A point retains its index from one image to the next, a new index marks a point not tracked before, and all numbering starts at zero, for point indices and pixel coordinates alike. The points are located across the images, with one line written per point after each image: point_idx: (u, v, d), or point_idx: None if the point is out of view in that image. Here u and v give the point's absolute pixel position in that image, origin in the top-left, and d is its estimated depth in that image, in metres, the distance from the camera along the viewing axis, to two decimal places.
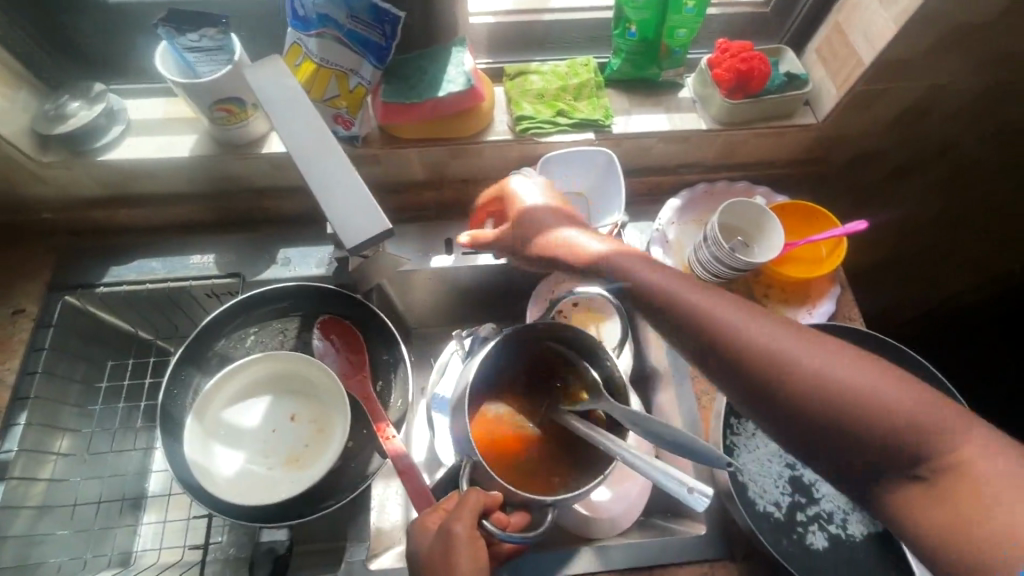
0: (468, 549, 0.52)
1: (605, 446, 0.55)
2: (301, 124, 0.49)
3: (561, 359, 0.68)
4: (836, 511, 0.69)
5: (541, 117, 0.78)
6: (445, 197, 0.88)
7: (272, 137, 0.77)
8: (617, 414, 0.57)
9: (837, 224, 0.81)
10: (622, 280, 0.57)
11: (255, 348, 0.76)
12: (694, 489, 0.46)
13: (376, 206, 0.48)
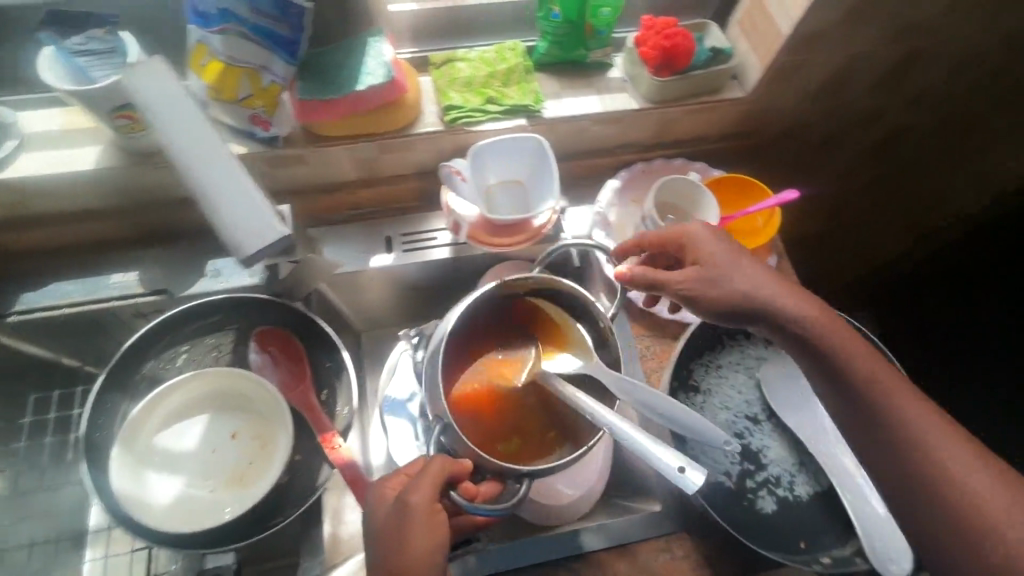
0: (423, 520, 0.52)
1: (588, 411, 0.56)
2: (183, 129, 0.47)
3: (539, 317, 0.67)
4: (783, 474, 0.71)
5: (469, 105, 0.76)
6: (380, 194, 0.85)
7: None
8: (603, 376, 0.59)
9: (770, 194, 0.82)
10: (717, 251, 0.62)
11: (187, 367, 0.73)
12: (686, 472, 0.49)
13: (267, 208, 0.47)
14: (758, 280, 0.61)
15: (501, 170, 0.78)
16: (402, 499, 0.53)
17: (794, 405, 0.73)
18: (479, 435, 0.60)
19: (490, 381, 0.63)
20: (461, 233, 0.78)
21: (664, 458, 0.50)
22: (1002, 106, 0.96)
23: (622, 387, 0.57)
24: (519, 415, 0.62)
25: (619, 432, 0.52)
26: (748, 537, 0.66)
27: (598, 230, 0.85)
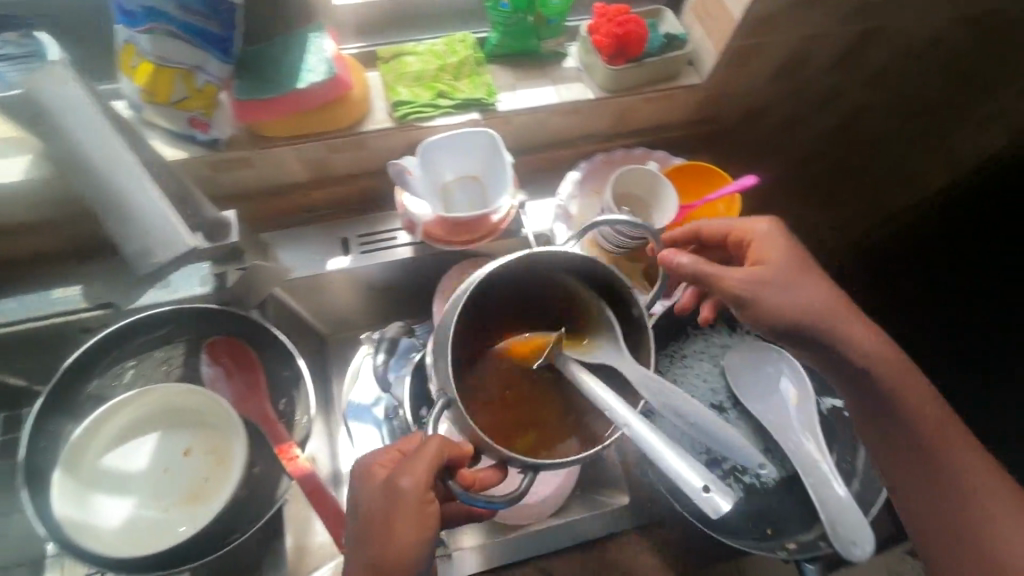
0: (413, 513, 0.48)
1: (611, 412, 0.50)
2: (89, 136, 0.45)
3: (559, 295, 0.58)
4: None
5: (420, 101, 0.73)
6: (335, 194, 0.83)
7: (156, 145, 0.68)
8: (630, 373, 0.52)
9: (730, 181, 0.82)
10: (788, 262, 0.63)
11: (135, 383, 0.70)
12: (713, 494, 0.45)
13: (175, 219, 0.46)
14: (816, 298, 0.61)
15: (456, 166, 0.76)
16: (392, 484, 0.50)
17: (757, 391, 0.74)
18: (489, 419, 0.53)
19: (509, 363, 0.57)
20: (416, 232, 0.75)
21: (692, 476, 0.46)
22: (956, 85, 0.97)
23: (650, 388, 0.51)
24: (533, 404, 0.56)
25: (643, 438, 0.47)
26: (710, 527, 0.67)
27: (559, 223, 0.83)
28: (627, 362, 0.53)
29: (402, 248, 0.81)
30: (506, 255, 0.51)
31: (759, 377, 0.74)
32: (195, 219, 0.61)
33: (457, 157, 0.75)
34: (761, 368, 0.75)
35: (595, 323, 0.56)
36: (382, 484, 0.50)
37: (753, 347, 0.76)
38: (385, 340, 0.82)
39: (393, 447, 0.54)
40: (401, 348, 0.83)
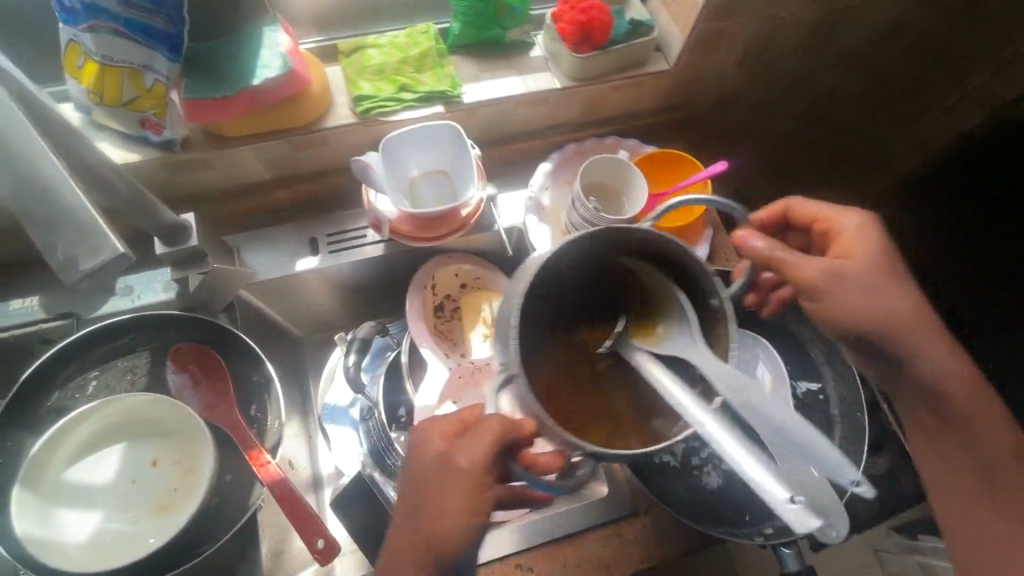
0: (468, 490, 0.47)
1: (688, 412, 0.48)
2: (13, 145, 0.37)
3: (632, 277, 0.56)
4: None
5: (382, 95, 0.72)
6: (302, 193, 0.82)
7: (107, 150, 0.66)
8: (707, 366, 0.49)
9: (701, 168, 0.81)
10: (881, 268, 0.58)
11: (100, 395, 0.68)
12: (800, 505, 0.43)
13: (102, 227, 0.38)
14: (898, 304, 0.57)
15: (421, 160, 0.74)
16: (449, 461, 0.48)
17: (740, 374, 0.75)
18: (555, 403, 0.51)
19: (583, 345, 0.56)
20: (383, 229, 0.73)
21: (777, 487, 0.44)
22: (924, 65, 0.96)
23: (729, 384, 0.48)
24: (603, 390, 0.54)
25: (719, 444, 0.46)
26: (682, 514, 0.66)
27: (531, 216, 0.82)
28: (697, 352, 0.50)
29: (371, 245, 0.79)
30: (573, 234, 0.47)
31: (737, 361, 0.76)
32: (151, 224, 0.59)
33: (422, 151, 0.74)
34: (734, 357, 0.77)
35: (666, 310, 0.54)
36: (439, 457, 0.49)
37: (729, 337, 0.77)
38: (355, 340, 0.77)
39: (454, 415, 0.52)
40: (375, 348, 0.87)
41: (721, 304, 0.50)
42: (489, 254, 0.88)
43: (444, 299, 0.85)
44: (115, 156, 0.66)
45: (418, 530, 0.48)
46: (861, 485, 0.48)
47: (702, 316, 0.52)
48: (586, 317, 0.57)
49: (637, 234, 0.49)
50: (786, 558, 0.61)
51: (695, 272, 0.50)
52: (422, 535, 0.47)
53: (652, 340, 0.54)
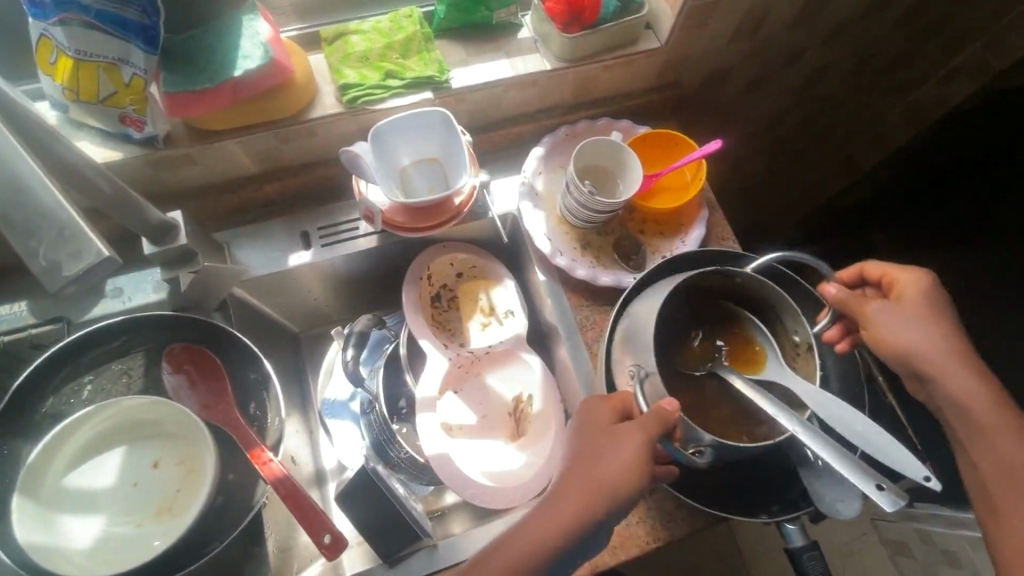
0: (625, 463, 0.56)
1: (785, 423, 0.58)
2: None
3: (725, 309, 0.69)
4: None
5: (368, 82, 0.70)
6: (290, 187, 0.80)
7: (88, 148, 0.64)
8: (800, 389, 0.61)
9: (696, 147, 0.80)
10: (937, 322, 0.63)
11: (94, 400, 0.66)
12: (887, 492, 0.51)
13: (83, 227, 0.37)
14: (950, 360, 0.62)
15: (410, 149, 0.73)
16: (614, 435, 0.57)
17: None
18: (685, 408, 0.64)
19: (690, 364, 0.67)
20: (375, 221, 0.72)
21: (865, 477, 0.52)
22: (916, 35, 0.96)
23: (818, 402, 0.59)
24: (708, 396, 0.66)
25: (816, 444, 0.54)
26: (689, 497, 0.65)
27: (526, 201, 0.81)
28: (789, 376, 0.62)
29: (364, 238, 0.78)
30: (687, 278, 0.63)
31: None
32: (138, 223, 0.58)
33: (411, 140, 0.72)
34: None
35: (758, 341, 0.67)
36: (600, 428, 0.59)
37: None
38: (353, 334, 0.77)
39: (616, 397, 0.61)
40: (372, 341, 0.86)
41: (803, 339, 0.64)
42: (483, 242, 0.87)
43: (440, 289, 0.84)
44: (96, 154, 0.64)
45: (574, 484, 0.56)
46: (930, 479, 0.54)
47: (781, 344, 0.66)
48: (688, 342, 0.69)
49: (741, 276, 0.64)
50: (791, 534, 0.63)
51: (779, 307, 0.64)
52: (578, 488, 0.56)
53: (744, 367, 0.67)
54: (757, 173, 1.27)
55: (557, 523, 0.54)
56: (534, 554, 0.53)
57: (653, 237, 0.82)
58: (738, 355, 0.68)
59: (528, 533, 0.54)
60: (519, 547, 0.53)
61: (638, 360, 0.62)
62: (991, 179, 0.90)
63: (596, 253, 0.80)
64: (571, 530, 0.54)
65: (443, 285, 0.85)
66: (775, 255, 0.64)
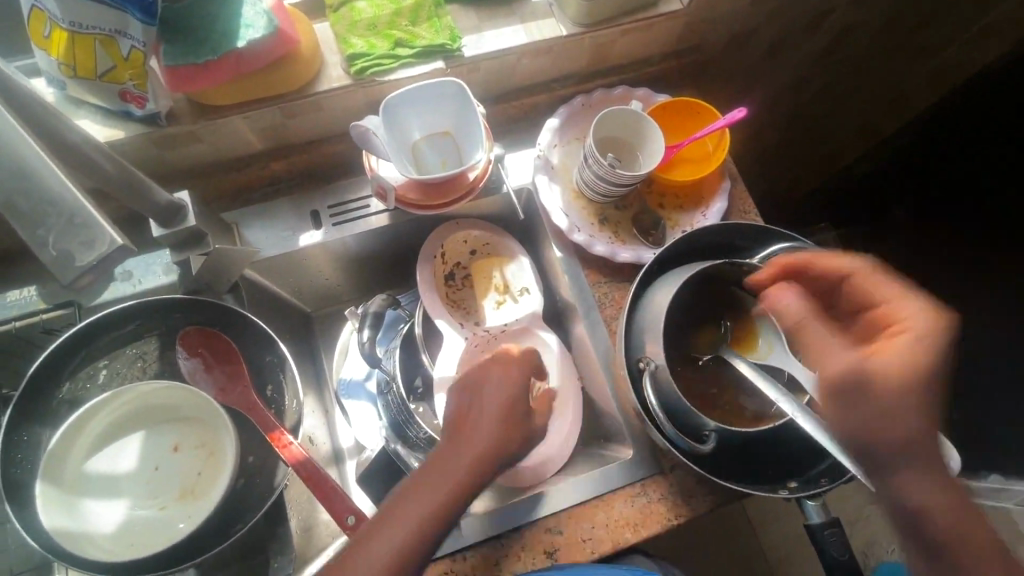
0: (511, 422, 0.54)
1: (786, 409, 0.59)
2: None
3: (733, 295, 0.68)
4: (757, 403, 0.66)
5: (376, 51, 0.67)
6: (298, 165, 0.77)
7: (87, 127, 0.62)
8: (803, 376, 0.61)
9: (719, 115, 0.77)
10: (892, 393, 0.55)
11: (110, 384, 0.66)
12: (867, 472, 0.56)
13: (93, 210, 0.35)
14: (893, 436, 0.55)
15: (422, 122, 0.69)
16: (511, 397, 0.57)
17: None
18: (692, 392, 0.67)
19: (698, 348, 0.69)
20: (388, 199, 0.69)
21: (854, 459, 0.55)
22: (941, 13, 0.90)
23: (819, 388, 0.60)
24: (710, 378, 0.68)
25: (812, 429, 0.57)
26: (711, 471, 0.63)
27: (542, 174, 0.78)
28: (794, 366, 0.62)
29: (376, 216, 0.76)
30: (696, 271, 0.63)
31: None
32: (148, 204, 0.57)
33: (423, 111, 0.68)
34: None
35: (762, 327, 0.67)
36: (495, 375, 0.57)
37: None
38: (368, 315, 0.76)
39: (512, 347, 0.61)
40: (387, 320, 0.85)
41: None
42: (496, 218, 0.85)
43: (455, 267, 0.83)
44: (97, 132, 0.62)
45: (462, 444, 0.53)
46: None
47: None
48: (699, 326, 0.69)
49: (747, 266, 0.63)
50: (811, 510, 0.61)
51: None
52: (463, 451, 0.52)
53: (751, 352, 0.67)
54: (776, 142, 1.22)
55: (449, 490, 0.51)
56: (426, 525, 0.50)
57: (672, 211, 0.80)
58: (742, 341, 0.68)
59: (417, 504, 0.50)
60: (412, 521, 0.50)
61: (645, 353, 0.63)
62: (989, 168, 0.93)
63: (614, 228, 0.78)
64: (454, 494, 0.51)
65: (456, 263, 0.83)
66: (783, 247, 0.67)
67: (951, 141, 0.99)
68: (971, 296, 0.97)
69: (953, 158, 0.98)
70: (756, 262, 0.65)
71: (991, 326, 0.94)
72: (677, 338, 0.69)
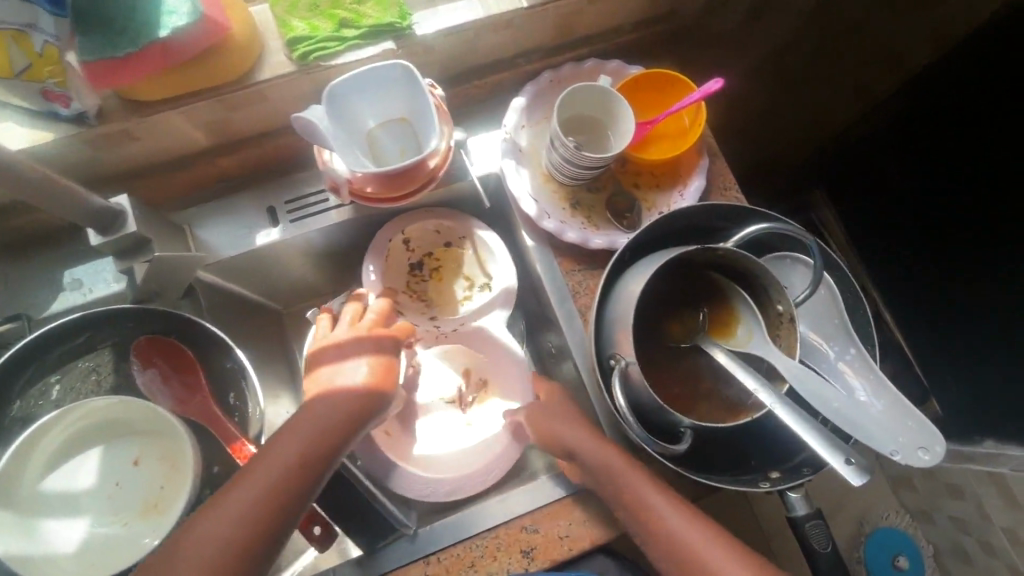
0: (336, 426, 0.54)
1: (763, 399, 0.57)
2: None
3: (713, 281, 0.65)
4: (740, 394, 0.63)
5: (320, 34, 0.62)
6: (251, 160, 0.73)
7: (8, 132, 0.58)
8: (781, 364, 0.59)
9: (695, 87, 0.72)
10: (586, 466, 0.61)
11: (66, 399, 0.63)
12: (853, 466, 0.51)
13: None
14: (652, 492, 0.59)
15: (374, 108, 0.64)
16: (329, 405, 0.55)
17: (807, 310, 0.66)
18: (670, 385, 0.64)
19: (674, 338, 0.66)
20: (342, 192, 0.65)
21: (834, 451, 0.52)
22: None
23: (796, 376, 0.58)
24: (690, 367, 0.65)
25: (791, 418, 0.54)
26: (685, 465, 0.60)
27: (508, 158, 0.74)
28: (773, 354, 0.60)
29: (336, 210, 0.72)
30: (669, 258, 0.59)
31: (801, 289, 0.67)
32: (80, 212, 0.55)
33: (373, 97, 0.63)
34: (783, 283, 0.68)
35: (743, 315, 0.63)
36: (322, 407, 0.54)
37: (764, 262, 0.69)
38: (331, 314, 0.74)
39: (364, 374, 0.57)
40: None
41: (786, 310, 0.60)
42: (464, 206, 0.81)
43: (423, 257, 0.80)
44: (23, 137, 0.57)
45: (288, 450, 0.51)
46: (896, 454, 0.57)
47: (767, 315, 0.62)
48: (675, 316, 0.66)
49: (721, 251, 0.60)
50: (795, 503, 0.59)
51: (765, 282, 0.61)
52: (288, 456, 0.51)
53: (730, 339, 0.64)
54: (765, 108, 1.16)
55: (280, 491, 0.50)
56: (245, 534, 0.48)
57: (648, 191, 0.76)
58: (718, 330, 0.64)
59: (238, 507, 0.48)
60: (232, 527, 0.48)
61: (618, 349, 0.60)
62: (975, 134, 0.85)
63: (587, 213, 0.74)
64: (276, 504, 0.49)
65: (419, 253, 0.80)
66: (759, 228, 0.63)
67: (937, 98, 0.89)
68: (978, 272, 0.89)
69: (934, 116, 0.90)
70: (732, 244, 0.62)
71: (998, 313, 0.87)
72: (652, 328, 0.66)
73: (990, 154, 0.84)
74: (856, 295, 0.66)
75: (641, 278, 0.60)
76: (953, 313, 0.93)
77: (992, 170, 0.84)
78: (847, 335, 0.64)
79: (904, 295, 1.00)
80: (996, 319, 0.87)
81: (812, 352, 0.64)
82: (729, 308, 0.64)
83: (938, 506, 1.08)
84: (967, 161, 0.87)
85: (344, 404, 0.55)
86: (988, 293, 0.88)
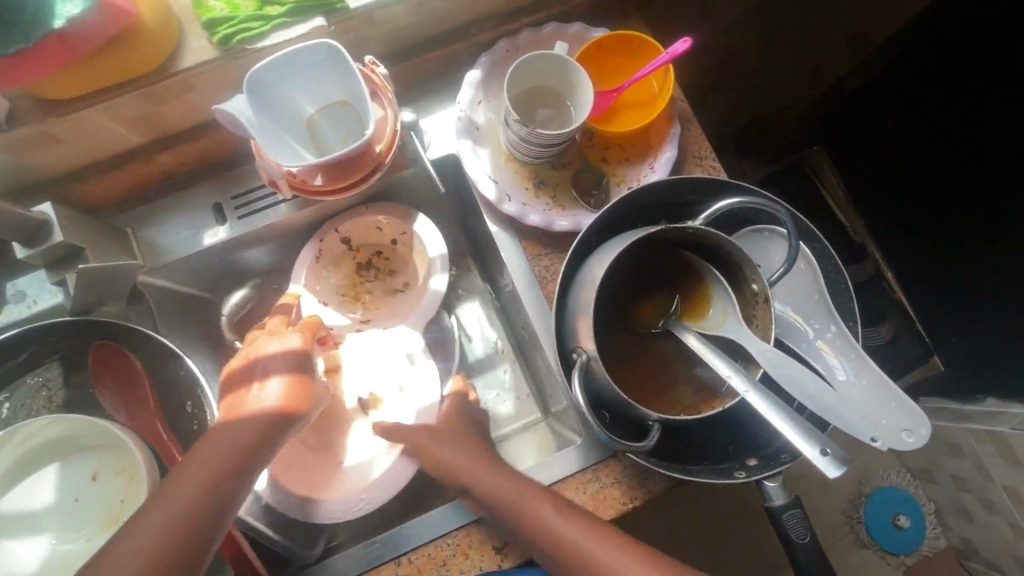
0: (252, 439, 0.52)
1: (736, 388, 0.54)
2: None
3: (684, 261, 0.60)
4: (716, 379, 0.60)
5: (241, 14, 0.57)
6: (189, 155, 0.69)
7: None
8: (756, 349, 0.55)
9: (661, 48, 0.67)
10: None
11: (16, 417, 0.61)
12: (830, 457, 0.48)
13: None
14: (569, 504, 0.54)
15: (307, 94, 0.59)
16: (242, 420, 0.53)
17: (786, 287, 0.62)
18: (642, 373, 0.61)
19: (643, 323, 0.63)
20: (283, 189, 0.61)
21: (809, 442, 0.49)
22: None
23: (771, 360, 0.55)
24: (662, 353, 0.62)
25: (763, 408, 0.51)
26: (656, 459, 0.57)
27: (464, 138, 0.69)
28: (748, 338, 0.56)
29: (285, 204, 0.69)
30: (631, 240, 0.55)
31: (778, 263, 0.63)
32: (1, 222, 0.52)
33: (305, 82, 0.58)
34: (760, 257, 0.64)
35: (717, 294, 0.59)
36: (236, 427, 0.52)
37: (742, 236, 0.64)
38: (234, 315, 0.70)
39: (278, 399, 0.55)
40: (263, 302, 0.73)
41: (761, 290, 0.55)
42: (424, 191, 0.76)
43: (371, 258, 0.79)
44: None
45: (203, 470, 0.49)
46: (876, 440, 0.55)
47: (740, 296, 0.58)
48: (647, 299, 0.62)
49: (689, 230, 0.55)
50: (771, 492, 0.57)
51: (737, 261, 0.56)
52: (206, 475, 0.49)
53: (703, 322, 0.60)
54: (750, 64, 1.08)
55: (197, 511, 0.47)
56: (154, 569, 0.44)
57: (617, 164, 0.71)
58: (688, 314, 0.61)
59: (148, 538, 0.45)
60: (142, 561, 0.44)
61: (579, 342, 0.56)
62: (965, 117, 0.79)
63: (552, 192, 0.70)
64: (188, 529, 0.47)
65: (365, 254, 0.79)
66: (730, 203, 0.57)
67: (931, 66, 0.82)
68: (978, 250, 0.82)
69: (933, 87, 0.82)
70: (702, 221, 0.57)
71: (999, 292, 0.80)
72: (619, 315, 0.63)
73: (982, 138, 0.77)
74: (837, 268, 0.62)
75: (602, 265, 0.56)
76: (957, 284, 0.86)
77: (982, 156, 0.78)
78: (828, 311, 0.60)
79: (908, 261, 0.93)
80: (996, 297, 0.81)
81: (791, 331, 0.61)
82: (700, 290, 0.60)
83: (939, 466, 1.04)
84: (966, 141, 0.80)
85: (259, 420, 0.53)
86: (982, 273, 0.82)
